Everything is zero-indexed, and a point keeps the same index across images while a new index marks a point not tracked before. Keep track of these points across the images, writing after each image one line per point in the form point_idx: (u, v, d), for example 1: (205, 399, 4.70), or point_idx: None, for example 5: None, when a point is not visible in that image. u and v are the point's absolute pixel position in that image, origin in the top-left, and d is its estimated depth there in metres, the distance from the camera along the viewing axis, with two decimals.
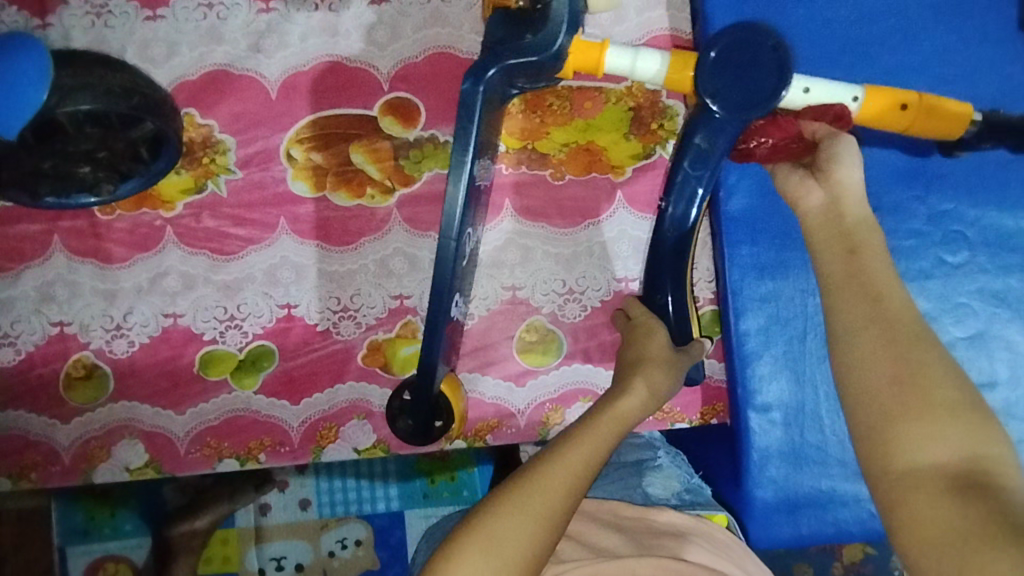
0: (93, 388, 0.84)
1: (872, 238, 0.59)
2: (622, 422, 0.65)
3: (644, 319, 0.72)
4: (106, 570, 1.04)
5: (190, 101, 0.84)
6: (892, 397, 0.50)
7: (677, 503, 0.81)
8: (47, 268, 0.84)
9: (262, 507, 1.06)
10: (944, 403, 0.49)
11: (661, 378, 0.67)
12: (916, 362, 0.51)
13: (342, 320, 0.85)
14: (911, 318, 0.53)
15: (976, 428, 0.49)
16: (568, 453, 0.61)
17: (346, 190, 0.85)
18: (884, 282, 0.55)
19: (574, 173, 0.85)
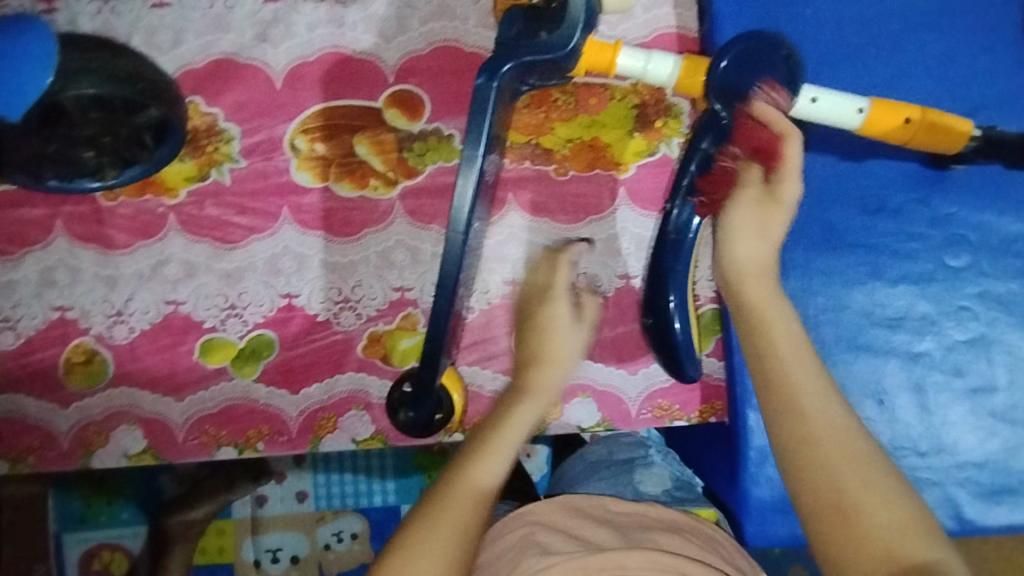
0: (93, 374, 0.84)
1: (782, 332, 0.60)
2: (523, 424, 0.66)
3: (532, 309, 0.74)
4: (102, 557, 1.05)
5: (195, 89, 0.84)
6: (828, 519, 0.53)
7: (668, 499, 0.81)
8: (49, 253, 0.84)
9: (259, 499, 1.06)
10: (875, 516, 0.52)
11: (557, 373, 0.70)
12: (838, 475, 0.54)
13: (343, 311, 0.85)
14: (829, 426, 0.55)
15: (907, 530, 0.52)
16: (483, 456, 0.62)
17: (349, 181, 0.85)
18: (801, 385, 0.57)
19: (577, 169, 0.85)
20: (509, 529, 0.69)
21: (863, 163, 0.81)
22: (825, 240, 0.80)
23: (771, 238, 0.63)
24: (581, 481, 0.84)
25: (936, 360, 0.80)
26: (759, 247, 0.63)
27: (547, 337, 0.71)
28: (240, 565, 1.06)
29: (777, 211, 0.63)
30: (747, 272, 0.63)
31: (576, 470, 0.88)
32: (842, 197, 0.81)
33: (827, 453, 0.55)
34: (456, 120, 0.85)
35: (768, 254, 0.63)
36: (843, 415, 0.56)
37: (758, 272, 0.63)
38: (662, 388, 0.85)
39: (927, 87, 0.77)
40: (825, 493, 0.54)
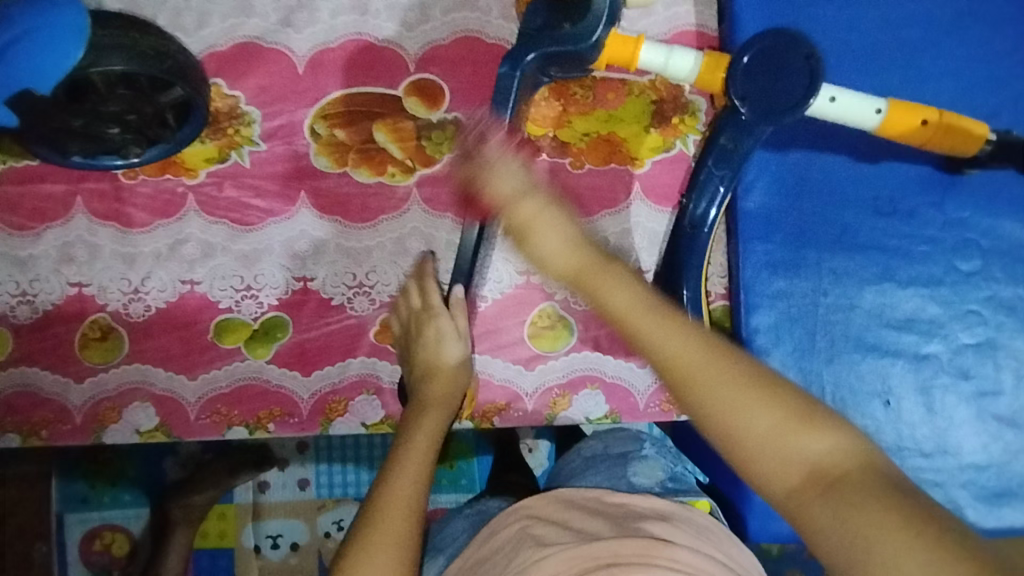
0: (108, 350, 0.85)
1: (621, 294, 0.59)
2: (432, 431, 0.69)
3: (432, 321, 0.78)
4: (104, 538, 1.05)
5: (218, 71, 0.85)
6: (738, 453, 0.51)
7: (661, 490, 0.80)
8: (68, 230, 0.85)
9: (261, 485, 1.07)
10: (766, 424, 0.51)
11: (456, 378, 0.76)
12: (715, 400, 0.52)
13: (357, 296, 0.86)
14: (688, 359, 0.54)
15: (800, 426, 0.50)
16: (398, 473, 0.63)
17: (368, 167, 0.86)
18: (652, 334, 0.56)
19: (593, 163, 0.86)
20: (506, 524, 0.69)
21: (877, 165, 0.81)
22: (837, 239, 0.81)
23: (570, 239, 0.63)
24: (578, 475, 0.83)
25: (943, 362, 0.81)
26: (569, 257, 0.63)
27: (431, 352, 0.76)
28: (239, 551, 1.06)
29: (563, 234, 0.64)
30: (562, 263, 0.63)
31: (572, 465, 0.86)
32: (854, 198, 0.81)
33: (702, 383, 0.53)
34: (474, 110, 0.86)
35: (580, 256, 0.62)
36: (698, 341, 0.55)
37: (584, 269, 0.62)
38: None
39: (946, 91, 0.77)
40: (717, 420, 0.52)
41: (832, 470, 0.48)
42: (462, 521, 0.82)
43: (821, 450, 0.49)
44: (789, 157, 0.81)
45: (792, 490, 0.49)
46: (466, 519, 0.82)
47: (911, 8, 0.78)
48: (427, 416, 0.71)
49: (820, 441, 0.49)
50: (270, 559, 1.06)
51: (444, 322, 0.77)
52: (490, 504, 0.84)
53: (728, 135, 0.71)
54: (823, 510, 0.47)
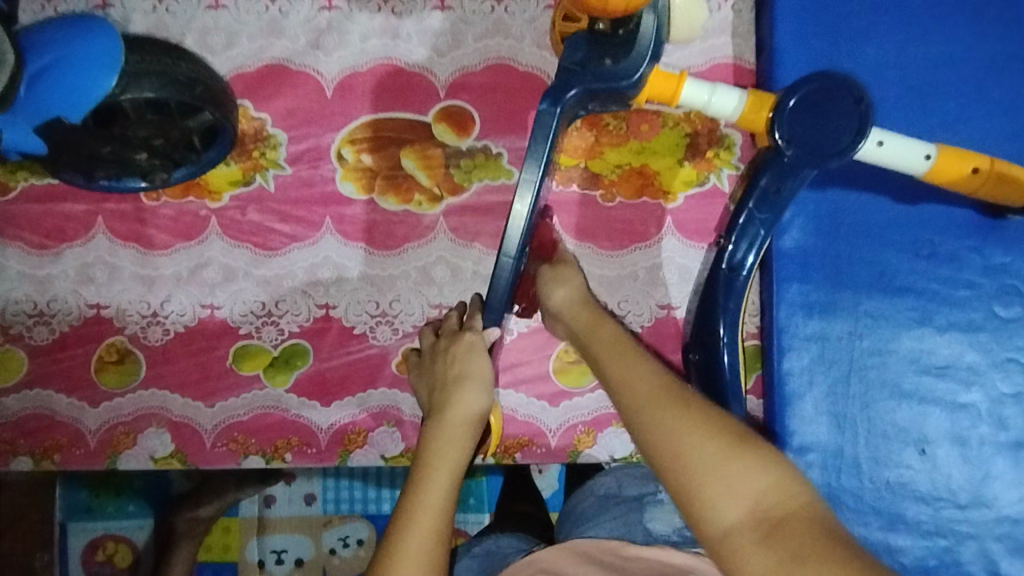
0: (124, 373, 0.83)
1: (607, 338, 0.65)
2: (453, 453, 0.66)
3: (461, 337, 0.72)
4: (106, 549, 1.04)
5: (245, 93, 0.84)
6: (669, 453, 0.52)
7: (679, 540, 0.69)
8: (88, 250, 0.83)
9: (267, 499, 1.05)
10: (712, 452, 0.51)
11: (476, 397, 0.69)
12: (667, 423, 0.54)
13: (380, 325, 0.84)
14: (646, 384, 0.58)
15: (737, 453, 0.51)
16: (416, 521, 0.61)
17: (394, 195, 0.84)
18: (623, 367, 0.61)
19: (624, 196, 0.84)
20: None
21: (917, 206, 0.79)
22: (875, 282, 0.79)
23: (580, 288, 0.71)
24: (590, 521, 0.76)
25: (981, 411, 0.78)
26: (570, 294, 0.71)
27: (461, 365, 0.71)
28: (244, 565, 1.04)
29: (573, 288, 0.71)
30: (577, 304, 0.70)
31: (583, 506, 0.80)
32: (893, 239, 0.79)
33: (653, 401, 0.56)
34: (505, 138, 0.84)
35: (583, 300, 0.70)
36: (657, 372, 0.59)
37: (585, 305, 0.69)
38: None
39: (993, 133, 0.75)
40: (660, 443, 0.53)
41: (776, 510, 0.48)
42: (470, 561, 0.79)
43: (753, 478, 0.50)
44: (827, 195, 0.80)
45: (736, 526, 0.48)
46: (476, 559, 0.79)
47: (957, 48, 0.76)
48: (450, 434, 0.67)
49: (756, 471, 0.50)
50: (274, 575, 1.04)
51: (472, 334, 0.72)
52: (499, 543, 0.81)
53: (773, 176, 0.68)
54: (757, 551, 0.47)
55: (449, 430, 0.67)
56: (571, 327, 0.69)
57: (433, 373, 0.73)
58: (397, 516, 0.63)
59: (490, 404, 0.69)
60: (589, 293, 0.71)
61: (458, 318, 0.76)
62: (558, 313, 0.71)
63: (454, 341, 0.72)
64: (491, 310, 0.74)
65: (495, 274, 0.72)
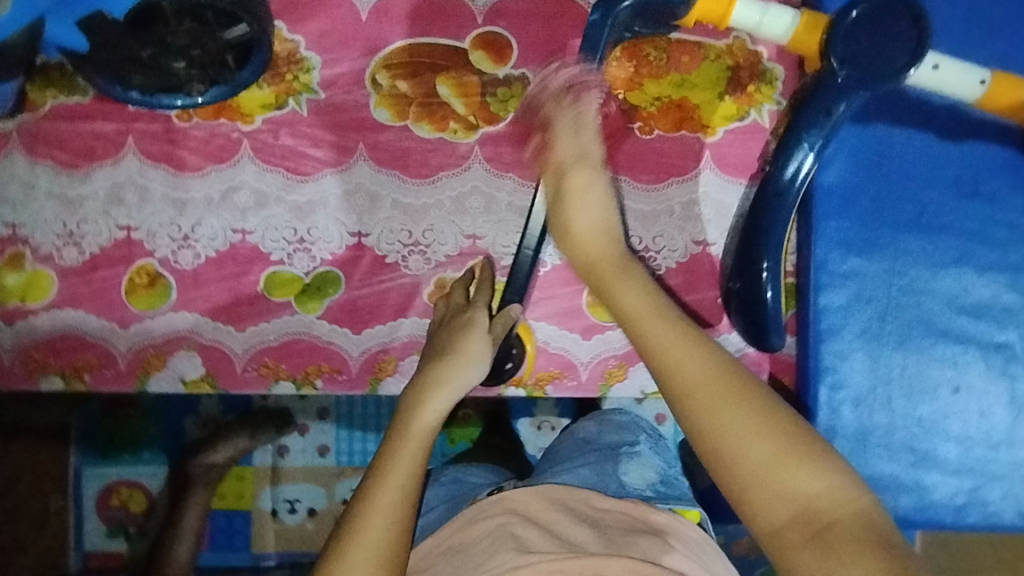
0: (155, 296, 0.82)
1: (632, 292, 0.58)
2: (429, 421, 0.63)
3: (467, 314, 0.74)
4: (121, 494, 1.05)
5: (279, 13, 0.81)
6: (710, 452, 0.50)
7: (651, 494, 0.73)
8: (118, 170, 0.81)
9: (281, 449, 1.07)
10: (760, 449, 0.49)
11: (469, 369, 0.68)
12: (716, 418, 0.50)
13: (412, 255, 0.83)
14: (693, 363, 0.52)
15: (786, 458, 0.48)
16: (390, 470, 0.59)
17: (429, 122, 0.83)
18: (648, 327, 0.55)
19: (663, 129, 0.82)
20: (485, 516, 0.67)
21: (961, 144, 0.78)
22: (915, 220, 0.78)
23: (606, 209, 0.63)
24: (565, 462, 0.79)
25: (1017, 352, 0.78)
26: (595, 247, 0.62)
27: (461, 334, 0.71)
28: (256, 514, 1.07)
29: (604, 216, 0.63)
30: (600, 236, 0.62)
31: (563, 449, 0.84)
32: (937, 178, 0.78)
33: (698, 385, 0.51)
34: (543, 66, 0.83)
35: (598, 253, 0.61)
36: (695, 353, 0.53)
37: (600, 262, 0.61)
38: None
39: None
40: (704, 437, 0.50)
41: (824, 509, 0.47)
42: (437, 490, 0.80)
43: (799, 483, 0.48)
44: (871, 130, 0.78)
45: (782, 525, 0.47)
46: (443, 488, 0.80)
47: None
48: (426, 403, 0.64)
49: (802, 476, 0.48)
50: (287, 523, 1.07)
51: (497, 325, 0.74)
52: (466, 472, 0.83)
53: (824, 99, 0.67)
54: (809, 558, 0.46)
55: (427, 402, 0.65)
56: (583, 262, 0.62)
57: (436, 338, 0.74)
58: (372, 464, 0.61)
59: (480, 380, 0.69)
60: (619, 226, 0.63)
61: (463, 292, 0.78)
62: (573, 237, 0.63)
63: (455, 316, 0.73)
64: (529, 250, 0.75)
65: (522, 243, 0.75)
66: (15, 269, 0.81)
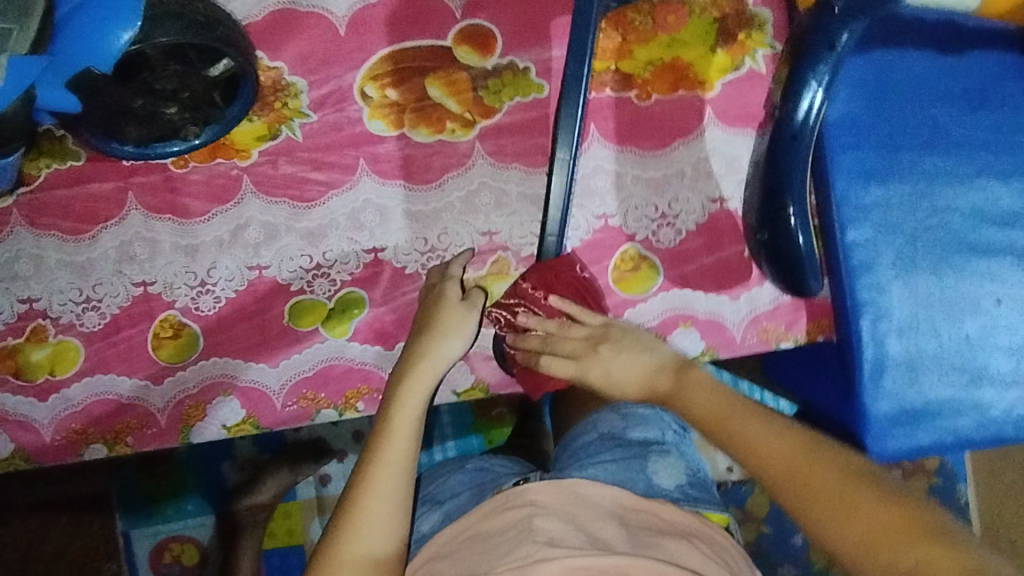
0: (183, 347, 0.82)
1: (694, 383, 0.65)
2: (417, 394, 0.72)
3: (442, 284, 0.78)
4: (173, 550, 1.14)
5: (257, 44, 0.79)
6: (804, 525, 0.55)
7: (678, 496, 0.77)
8: (124, 228, 0.80)
9: (322, 478, 1.17)
10: (850, 531, 0.52)
11: (450, 345, 0.74)
12: (801, 494, 0.55)
13: (431, 261, 0.83)
14: (776, 451, 0.57)
15: (885, 527, 0.51)
16: (389, 440, 0.70)
17: (425, 126, 0.82)
18: (717, 417, 0.61)
19: (660, 93, 0.81)
20: (511, 505, 0.70)
21: (959, 57, 0.79)
22: (929, 139, 0.78)
23: (631, 354, 0.69)
24: (593, 455, 0.82)
25: None
26: (639, 367, 0.68)
27: (436, 313, 0.76)
28: (308, 545, 1.16)
29: (632, 343, 0.70)
30: (599, 342, 0.71)
31: (586, 440, 0.86)
32: (943, 95, 0.78)
33: (797, 479, 0.55)
34: (530, 50, 0.82)
35: (647, 369, 0.68)
36: (764, 428, 0.58)
37: (650, 371, 0.68)
38: (766, 313, 0.83)
39: None
40: (805, 519, 0.54)
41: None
42: (464, 476, 0.86)
43: (907, 555, 0.49)
44: (871, 58, 0.77)
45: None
46: (467, 475, 0.86)
47: None
48: (415, 379, 0.73)
49: (906, 545, 0.50)
50: None
51: (476, 295, 0.78)
52: (492, 462, 0.88)
53: (824, 32, 0.68)
54: None
55: (416, 380, 0.73)
56: (609, 375, 0.69)
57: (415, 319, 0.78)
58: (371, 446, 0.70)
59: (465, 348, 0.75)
60: (629, 346, 0.70)
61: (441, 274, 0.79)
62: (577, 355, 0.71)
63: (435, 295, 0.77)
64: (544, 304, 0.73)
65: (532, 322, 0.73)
66: (40, 344, 0.80)
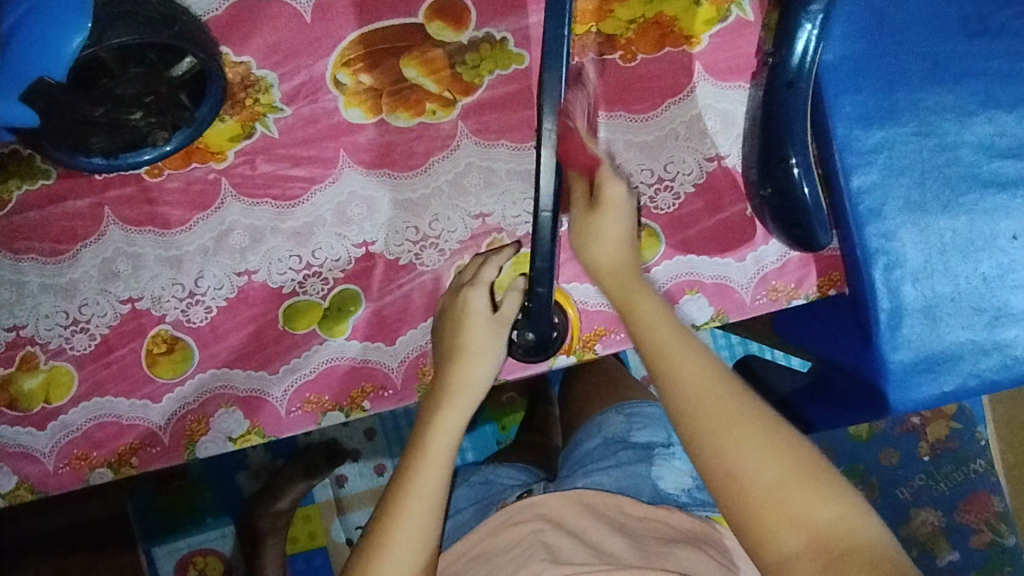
0: (178, 362, 0.79)
1: (650, 316, 0.70)
2: (448, 427, 0.75)
3: (461, 300, 0.76)
4: (196, 564, 1.14)
5: (221, 39, 0.75)
6: (722, 474, 0.61)
7: (686, 501, 0.80)
8: (104, 245, 0.77)
9: (339, 479, 1.15)
10: (775, 480, 0.60)
11: (483, 365, 0.76)
12: (729, 444, 0.61)
13: (425, 250, 0.80)
14: (728, 406, 0.63)
15: (795, 477, 0.60)
16: (421, 474, 0.72)
17: (404, 110, 0.78)
18: (670, 354, 0.67)
19: (645, 52, 0.77)
20: (521, 520, 0.75)
21: None
22: (930, 73, 0.74)
23: (618, 235, 0.72)
24: (600, 462, 0.85)
25: None
26: (615, 255, 0.72)
27: (465, 330, 0.75)
28: (333, 546, 1.15)
29: (626, 227, 0.72)
30: (617, 241, 0.72)
31: (592, 446, 0.89)
32: (941, 26, 0.74)
33: (728, 429, 0.62)
34: (506, 20, 0.78)
35: (621, 261, 0.72)
36: (709, 371, 0.65)
37: (622, 276, 0.72)
38: (775, 271, 0.80)
39: None
40: (724, 463, 0.61)
41: (833, 537, 0.57)
42: (469, 489, 0.89)
43: (814, 509, 0.58)
44: None
45: (800, 553, 0.57)
46: (474, 487, 0.89)
47: None
48: (444, 409, 0.75)
49: (814, 500, 0.59)
50: None
51: (509, 302, 0.77)
52: (497, 472, 0.91)
53: None
54: None
55: (445, 411, 0.75)
56: (592, 261, 0.74)
57: (440, 333, 0.78)
58: (407, 460, 0.74)
59: (496, 368, 0.77)
60: (631, 233, 0.73)
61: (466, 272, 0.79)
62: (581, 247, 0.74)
63: (457, 306, 0.76)
64: (542, 283, 0.73)
65: (530, 304, 0.75)
66: (31, 372, 0.78)
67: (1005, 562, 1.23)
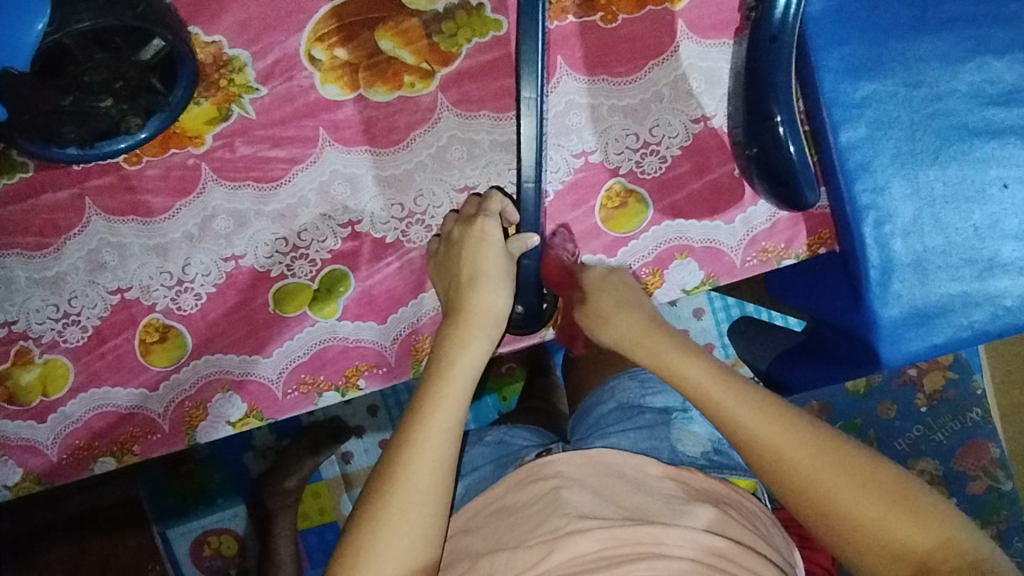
0: (173, 349, 0.80)
1: (699, 373, 0.68)
2: (465, 354, 0.70)
3: (472, 228, 0.73)
4: (211, 543, 1.17)
5: (190, 18, 0.73)
6: (812, 513, 0.61)
7: (705, 463, 0.80)
8: (88, 236, 0.77)
9: (345, 456, 1.17)
10: (866, 508, 0.59)
11: (500, 292, 0.72)
12: (815, 486, 0.61)
13: (411, 226, 0.80)
14: (808, 457, 0.62)
15: (886, 503, 0.59)
16: (439, 404, 0.68)
17: (382, 84, 0.77)
18: (733, 409, 0.65)
19: (626, 12, 0.75)
20: (539, 478, 0.73)
21: None
22: (918, 22, 0.72)
23: (634, 315, 0.74)
24: (616, 426, 0.84)
25: None
26: (627, 323, 0.73)
27: (479, 259, 0.72)
28: (341, 521, 1.17)
29: (616, 299, 0.75)
30: (624, 308, 0.74)
31: (605, 413, 0.88)
32: None
33: (804, 473, 0.62)
34: None
35: (640, 326, 0.73)
36: (774, 417, 0.64)
37: (645, 334, 0.72)
38: (764, 232, 0.79)
39: None
40: (810, 505, 0.61)
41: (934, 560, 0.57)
42: (484, 449, 0.89)
43: (908, 533, 0.58)
44: None
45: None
46: (488, 448, 0.89)
47: None
48: (462, 336, 0.71)
49: (907, 524, 0.58)
50: None
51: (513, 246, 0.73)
52: (510, 433, 0.91)
53: None
54: None
55: (463, 337, 0.71)
56: (608, 331, 0.75)
57: (452, 266, 0.74)
58: (416, 408, 0.69)
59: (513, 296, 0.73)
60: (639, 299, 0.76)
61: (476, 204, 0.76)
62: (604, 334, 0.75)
63: (468, 232, 0.73)
64: (528, 254, 0.74)
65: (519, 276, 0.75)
66: (27, 366, 0.78)
67: (1003, 506, 1.24)
